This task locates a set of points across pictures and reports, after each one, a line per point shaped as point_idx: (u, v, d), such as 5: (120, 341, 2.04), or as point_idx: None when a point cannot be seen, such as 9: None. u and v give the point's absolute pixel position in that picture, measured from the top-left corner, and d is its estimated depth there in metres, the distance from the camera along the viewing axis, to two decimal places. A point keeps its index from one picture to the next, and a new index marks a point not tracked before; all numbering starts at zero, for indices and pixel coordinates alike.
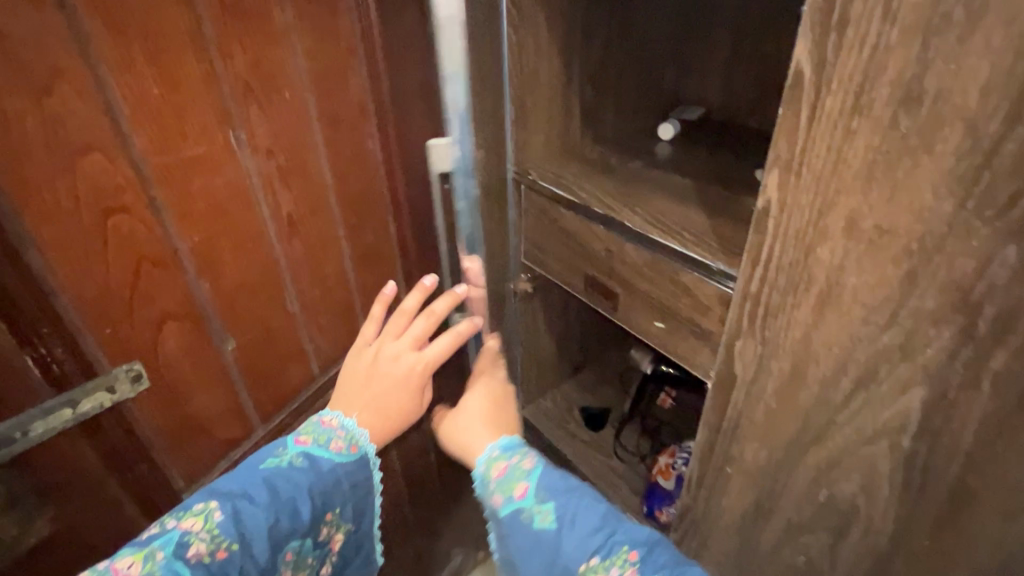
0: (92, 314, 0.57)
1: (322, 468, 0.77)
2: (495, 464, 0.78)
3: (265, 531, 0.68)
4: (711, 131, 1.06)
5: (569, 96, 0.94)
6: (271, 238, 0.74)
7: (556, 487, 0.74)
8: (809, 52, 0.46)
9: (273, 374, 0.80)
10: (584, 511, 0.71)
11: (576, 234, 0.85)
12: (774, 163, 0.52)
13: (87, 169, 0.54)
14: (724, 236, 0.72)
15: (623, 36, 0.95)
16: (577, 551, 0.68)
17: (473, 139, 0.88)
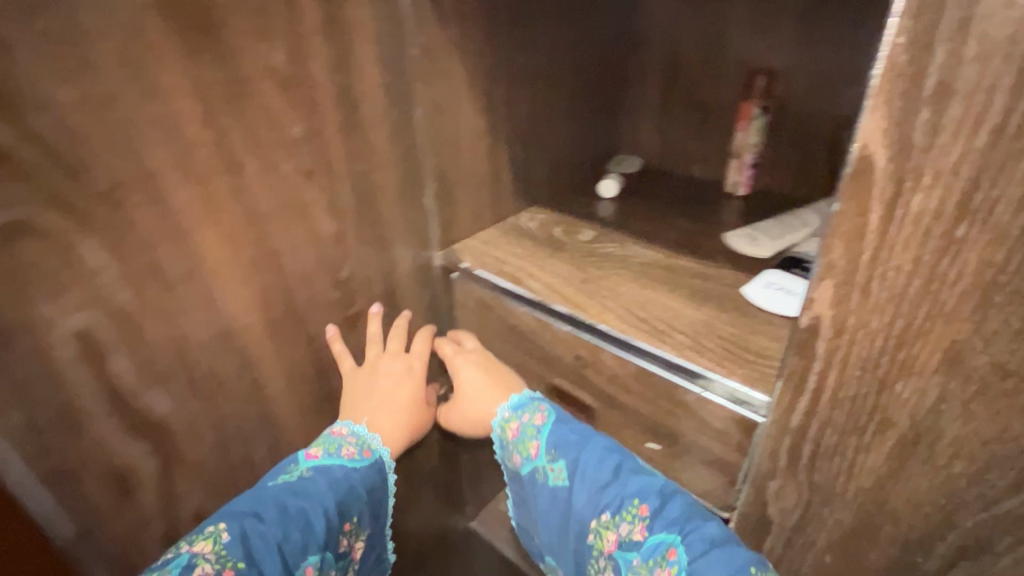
0: None
1: (333, 473, 0.57)
2: (509, 427, 0.63)
3: (276, 548, 0.49)
4: (654, 183, 0.94)
5: (498, 160, 0.77)
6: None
7: (564, 441, 0.58)
8: (883, 132, 0.33)
9: None
10: (583, 466, 0.56)
11: (532, 334, 0.68)
12: (826, 273, 0.38)
13: None
14: (724, 334, 0.58)
15: (552, 87, 0.80)
16: (588, 507, 0.54)
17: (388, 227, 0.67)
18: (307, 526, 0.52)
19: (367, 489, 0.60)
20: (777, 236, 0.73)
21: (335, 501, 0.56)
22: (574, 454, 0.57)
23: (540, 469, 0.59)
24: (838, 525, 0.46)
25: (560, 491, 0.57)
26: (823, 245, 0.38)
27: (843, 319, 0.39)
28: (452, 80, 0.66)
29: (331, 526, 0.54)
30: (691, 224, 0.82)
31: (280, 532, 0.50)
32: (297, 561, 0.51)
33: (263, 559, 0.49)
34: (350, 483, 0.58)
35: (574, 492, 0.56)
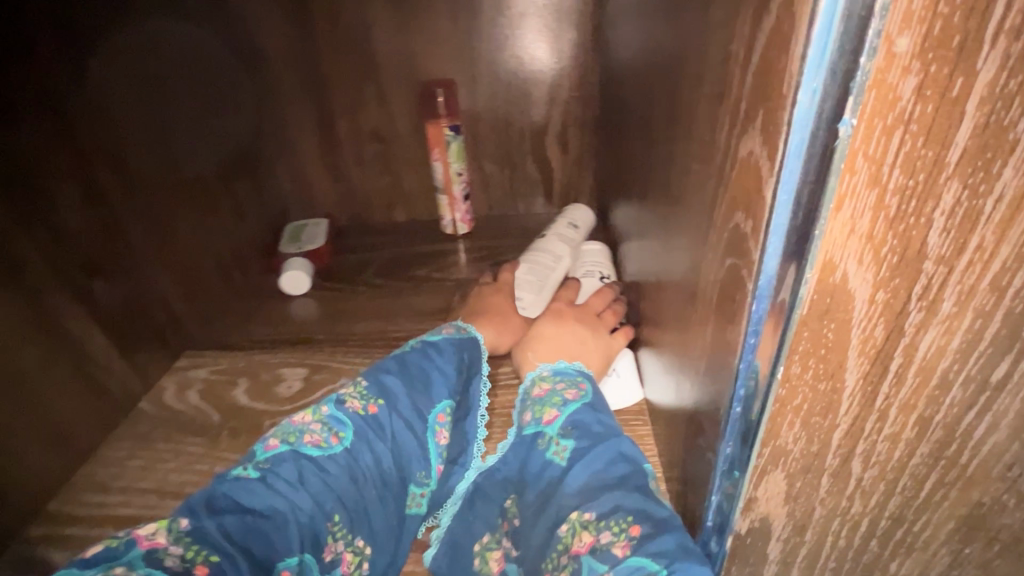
0: None
1: (445, 347, 0.38)
2: (537, 386, 0.36)
3: (411, 401, 0.34)
4: (356, 246, 0.66)
5: (65, 327, 0.39)
6: None
7: (596, 429, 0.32)
8: (865, 239, 0.15)
9: None
10: (591, 463, 0.30)
11: None
12: (775, 464, 0.21)
13: None
14: None
15: (125, 160, 0.43)
16: (576, 491, 0.29)
17: None
18: (430, 374, 0.36)
19: (472, 362, 0.39)
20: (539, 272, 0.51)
21: (455, 367, 0.38)
22: (598, 428, 0.32)
23: (540, 440, 0.33)
24: None
25: (545, 476, 0.31)
26: (763, 430, 0.20)
27: (806, 512, 0.23)
28: None
29: (451, 379, 0.37)
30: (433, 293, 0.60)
31: (407, 381, 0.35)
32: (419, 409, 0.34)
33: (399, 401, 0.34)
34: (456, 353, 0.38)
35: (557, 484, 0.30)
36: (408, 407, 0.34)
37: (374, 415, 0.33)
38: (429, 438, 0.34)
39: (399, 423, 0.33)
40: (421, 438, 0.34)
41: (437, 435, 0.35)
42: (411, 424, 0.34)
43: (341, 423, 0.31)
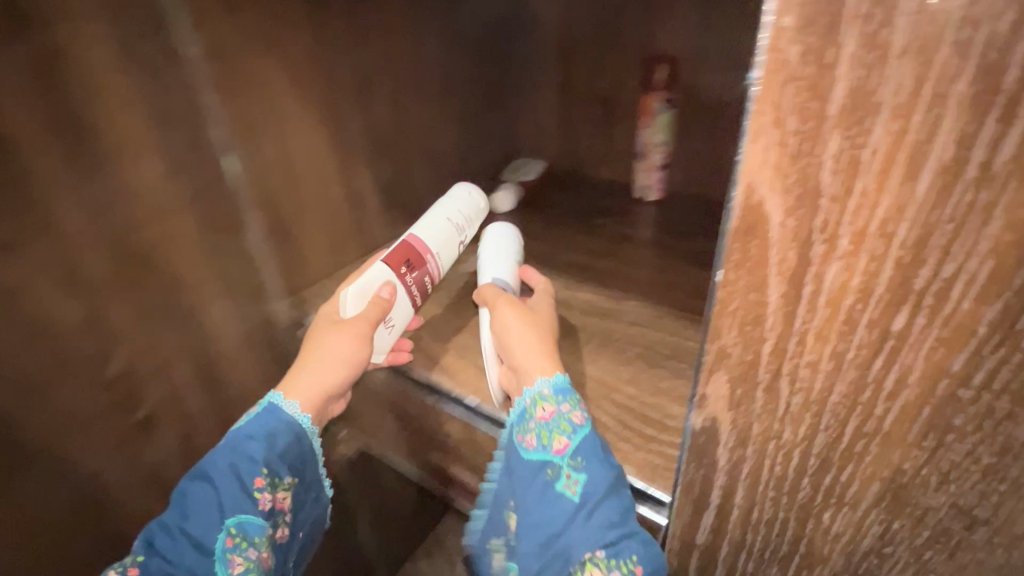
0: None
1: (231, 437, 0.44)
2: (539, 406, 0.40)
3: (214, 510, 0.41)
4: (559, 191, 0.82)
5: (355, 178, 0.62)
6: None
7: (595, 451, 0.38)
8: (774, 170, 0.20)
9: None
10: (602, 512, 0.36)
11: (397, 402, 0.54)
12: (719, 365, 0.27)
13: None
14: (626, 398, 0.46)
15: (416, 83, 0.64)
16: (585, 538, 0.36)
17: (199, 290, 0.49)
18: (204, 497, 0.42)
19: (293, 423, 0.45)
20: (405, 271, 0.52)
21: (266, 442, 0.44)
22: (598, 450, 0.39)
23: (549, 468, 0.39)
24: None
25: (562, 507, 0.37)
26: (710, 326, 0.26)
27: (746, 424, 0.27)
28: (266, 86, 0.50)
29: (242, 488, 0.42)
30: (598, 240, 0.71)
31: (180, 514, 0.42)
32: (206, 543, 0.41)
33: (168, 553, 0.41)
34: (251, 436, 0.43)
35: (577, 518, 0.37)
36: (190, 551, 0.41)
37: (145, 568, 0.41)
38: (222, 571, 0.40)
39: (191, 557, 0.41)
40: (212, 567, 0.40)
41: (232, 562, 0.41)
42: (194, 568, 0.41)
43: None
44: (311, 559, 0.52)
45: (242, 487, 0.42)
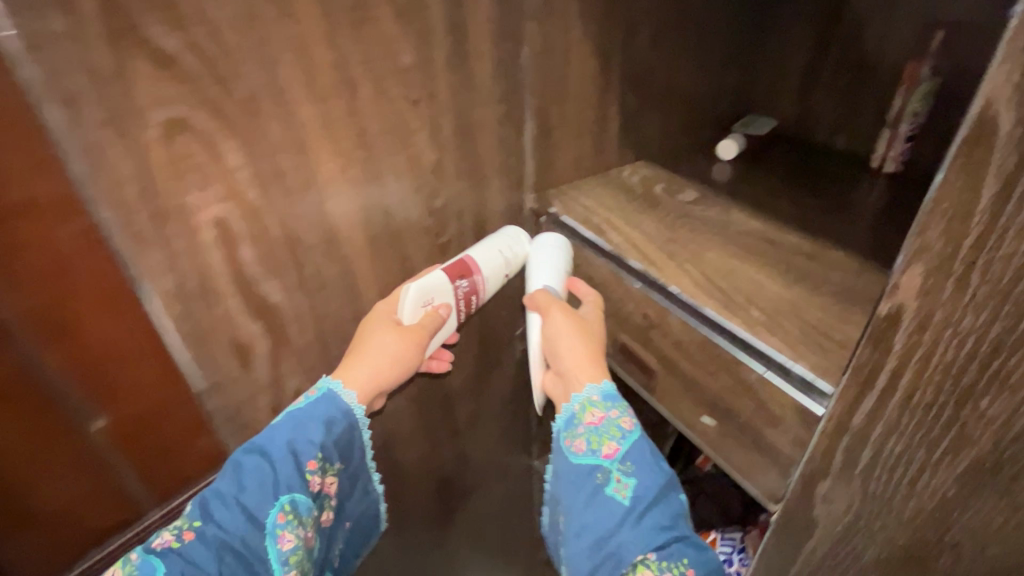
0: None
1: (291, 417, 0.52)
2: (590, 410, 0.58)
3: (266, 491, 0.50)
4: (782, 153, 0.86)
5: (606, 107, 0.74)
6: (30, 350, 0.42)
7: (642, 456, 0.55)
8: (1013, 88, 0.27)
9: (65, 523, 0.48)
10: (648, 514, 0.52)
11: (603, 287, 0.68)
12: (916, 258, 0.33)
13: None
14: (811, 319, 0.53)
15: (676, 30, 0.73)
16: (632, 533, 0.51)
17: (488, 168, 0.66)
18: (260, 474, 0.50)
19: (349, 413, 0.54)
20: (460, 284, 0.62)
21: (322, 427, 0.53)
22: (645, 450, 0.56)
23: (601, 472, 0.56)
24: (889, 542, 0.43)
25: (614, 507, 0.54)
26: (919, 222, 0.32)
27: (930, 312, 0.34)
28: (567, 19, 0.64)
29: (296, 477, 0.51)
30: (814, 197, 0.75)
31: (234, 488, 0.50)
32: (259, 519, 0.50)
33: (219, 515, 0.49)
34: (306, 423, 0.51)
35: (628, 518, 0.52)
36: (245, 523, 0.49)
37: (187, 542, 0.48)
38: (271, 542, 0.50)
39: (238, 532, 0.49)
40: (263, 540, 0.50)
41: (281, 537, 0.50)
42: (248, 537, 0.49)
43: (154, 567, 0.46)
44: (357, 519, 0.64)
45: (296, 472, 0.51)
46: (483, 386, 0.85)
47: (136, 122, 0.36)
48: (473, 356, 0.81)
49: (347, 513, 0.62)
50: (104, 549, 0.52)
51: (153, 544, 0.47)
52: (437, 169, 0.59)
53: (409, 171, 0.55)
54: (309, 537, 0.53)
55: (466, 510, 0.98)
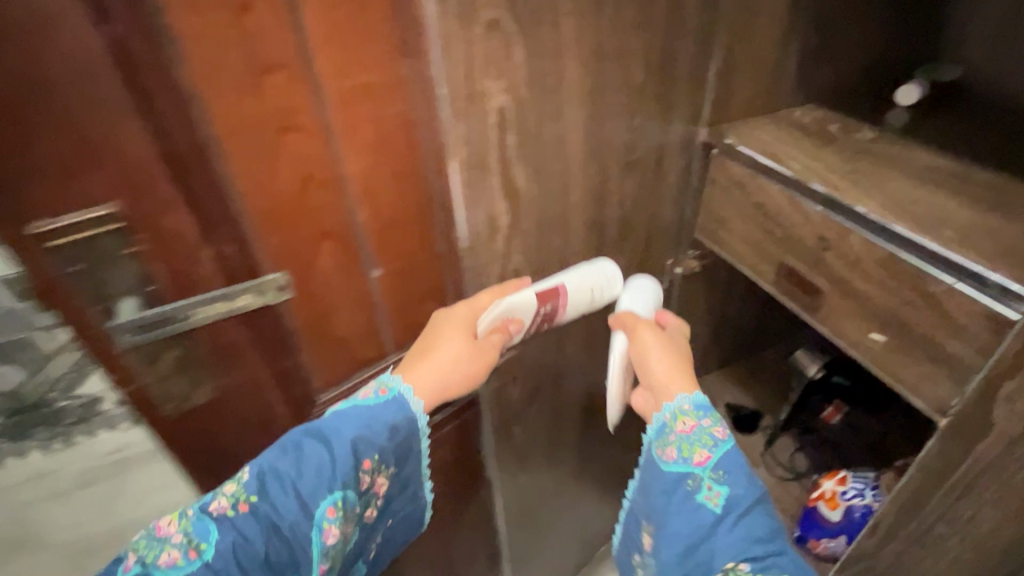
0: (159, 278, 0.45)
1: (350, 413, 0.59)
2: (682, 419, 0.63)
3: (318, 485, 0.56)
4: (963, 100, 0.85)
5: (789, 44, 0.77)
6: (349, 202, 0.54)
7: (732, 465, 0.60)
8: None
9: (348, 344, 0.62)
10: (746, 521, 0.57)
11: (776, 212, 0.72)
12: None
13: (110, 130, 0.39)
14: (1006, 242, 0.55)
15: None
16: (728, 540, 0.56)
17: (678, 96, 0.72)
18: (320, 461, 0.56)
19: (413, 419, 0.62)
20: (545, 305, 0.67)
21: (386, 430, 0.60)
22: (734, 461, 0.60)
23: (692, 478, 0.61)
24: None
25: (706, 513, 0.58)
26: None
27: None
28: None
29: (347, 468, 0.57)
30: (1002, 141, 0.74)
31: (294, 470, 0.56)
32: (311, 508, 0.56)
33: (275, 495, 0.55)
34: (371, 420, 0.58)
35: (721, 524, 0.57)
36: (295, 509, 0.55)
37: (239, 513, 0.54)
38: (318, 533, 0.56)
39: (286, 516, 0.55)
40: (311, 528, 0.56)
41: (326, 530, 0.57)
42: (297, 523, 0.55)
43: (207, 531, 0.54)
44: (399, 517, 0.72)
45: (352, 470, 0.58)
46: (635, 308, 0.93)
47: (472, 21, 0.46)
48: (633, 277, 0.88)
49: (392, 510, 0.70)
50: (366, 375, 0.66)
51: (210, 507, 0.54)
52: (641, 91, 0.66)
53: (621, 89, 0.63)
54: (348, 529, 0.60)
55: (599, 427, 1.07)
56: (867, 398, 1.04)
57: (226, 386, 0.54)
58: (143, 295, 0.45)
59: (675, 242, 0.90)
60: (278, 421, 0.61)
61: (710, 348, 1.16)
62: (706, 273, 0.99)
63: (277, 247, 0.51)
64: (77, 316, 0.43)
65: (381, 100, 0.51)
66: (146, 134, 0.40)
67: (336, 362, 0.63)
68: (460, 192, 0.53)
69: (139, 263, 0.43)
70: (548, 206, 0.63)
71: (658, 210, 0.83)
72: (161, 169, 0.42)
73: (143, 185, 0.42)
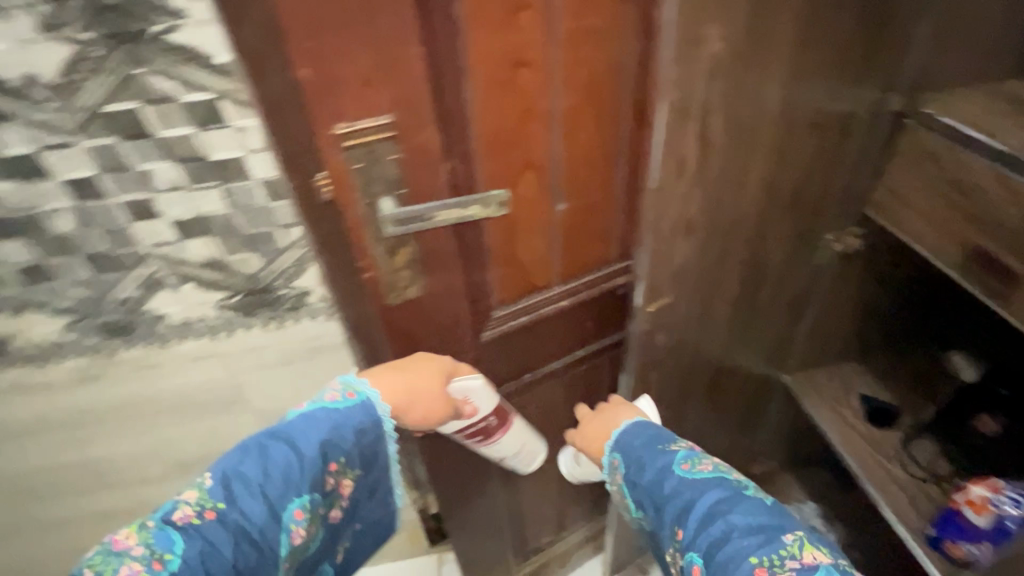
0: (407, 186, 0.53)
1: (315, 416, 0.57)
2: (614, 457, 0.70)
3: (283, 486, 0.52)
4: None
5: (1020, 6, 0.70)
6: (553, 136, 0.60)
7: (637, 471, 0.65)
8: None
9: (524, 269, 0.69)
10: (668, 511, 0.59)
11: (976, 190, 0.68)
12: None
13: (402, 51, 0.46)
14: None
15: None
16: (664, 535, 0.60)
17: (884, 58, 0.69)
18: (287, 463, 0.52)
19: (378, 421, 0.60)
20: (489, 418, 0.76)
21: (353, 432, 0.58)
22: (670, 482, 0.60)
23: (632, 501, 0.66)
24: None
25: (652, 525, 0.63)
26: None
27: None
28: None
29: (316, 467, 0.54)
30: None
31: (255, 472, 0.51)
32: (279, 510, 0.51)
33: (242, 500, 0.50)
34: (336, 419, 0.57)
35: (657, 524, 0.61)
36: (263, 513, 0.50)
37: (203, 523, 0.48)
38: (285, 536, 0.52)
39: (252, 524, 0.50)
40: (278, 531, 0.52)
41: (293, 531, 0.53)
42: (266, 528, 0.50)
43: (171, 540, 0.47)
44: (373, 523, 0.69)
45: (322, 467, 0.55)
46: (785, 279, 0.91)
47: None
48: (791, 249, 0.86)
49: (356, 514, 0.65)
50: (531, 300, 0.73)
51: (172, 516, 0.48)
52: (847, 48, 0.64)
53: (828, 45, 0.62)
54: (312, 532, 0.56)
55: (721, 398, 1.07)
56: (1016, 408, 0.94)
57: (430, 291, 0.63)
58: (391, 198, 0.53)
59: (840, 216, 0.87)
60: (459, 331, 0.69)
61: (847, 337, 1.11)
62: (864, 255, 0.95)
63: (493, 172, 0.58)
64: (347, 209, 0.52)
65: (601, 43, 0.56)
66: (424, 57, 0.47)
67: (511, 287, 0.70)
68: (663, 135, 0.56)
69: (397, 170, 0.51)
70: (733, 160, 0.65)
71: (833, 181, 0.80)
72: (428, 90, 0.49)
73: (412, 103, 0.49)
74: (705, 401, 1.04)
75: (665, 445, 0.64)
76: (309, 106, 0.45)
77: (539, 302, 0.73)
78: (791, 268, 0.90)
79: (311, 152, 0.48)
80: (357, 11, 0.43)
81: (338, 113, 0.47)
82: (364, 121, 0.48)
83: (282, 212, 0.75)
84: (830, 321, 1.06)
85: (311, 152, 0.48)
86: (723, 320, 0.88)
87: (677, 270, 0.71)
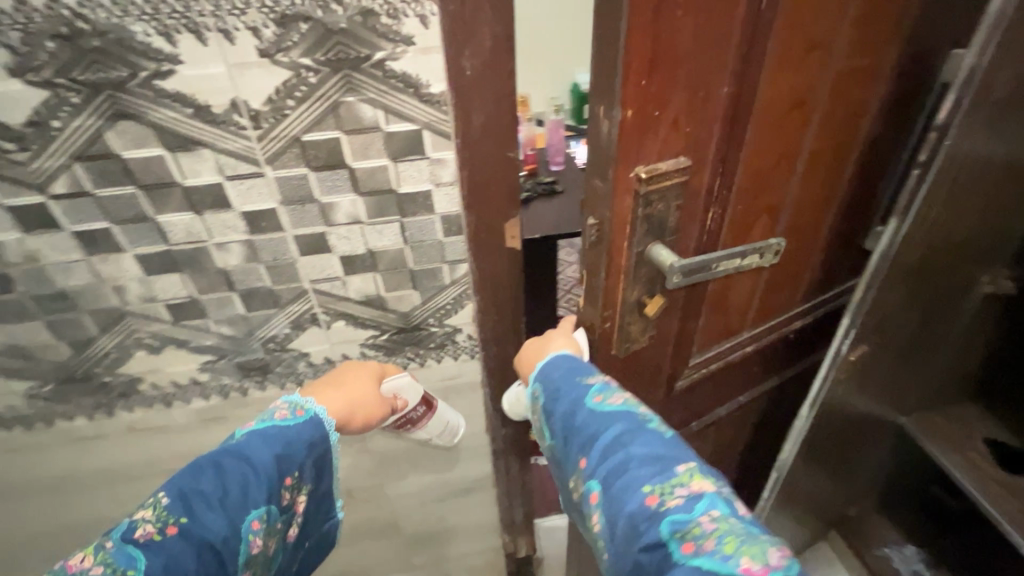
0: (672, 234, 0.49)
1: (267, 433, 0.56)
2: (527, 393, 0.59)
3: (240, 494, 0.51)
4: None
5: None
6: (793, 181, 0.56)
7: (544, 397, 0.55)
8: None
9: (727, 316, 0.65)
10: (570, 444, 0.51)
11: None
12: None
13: (714, 92, 0.43)
14: None
15: None
16: (566, 463, 0.52)
17: None
18: (242, 474, 0.51)
19: (325, 438, 0.61)
20: (417, 408, 0.79)
21: (303, 447, 0.58)
22: (577, 414, 0.51)
23: (543, 439, 0.57)
24: None
25: (556, 458, 0.55)
26: None
27: None
28: None
29: (272, 479, 0.53)
30: None
31: (215, 480, 0.50)
32: (238, 521, 0.50)
33: (203, 515, 0.49)
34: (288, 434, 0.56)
35: (561, 455, 0.53)
36: (225, 524, 0.49)
37: (168, 534, 0.47)
38: (244, 547, 0.50)
39: (213, 533, 0.49)
40: (239, 543, 0.50)
41: (252, 542, 0.51)
42: (228, 538, 0.49)
43: (133, 560, 0.46)
44: (320, 541, 0.66)
45: (279, 478, 0.54)
46: (950, 330, 0.87)
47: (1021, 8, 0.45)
48: (965, 299, 0.82)
49: (308, 533, 0.63)
50: (722, 346, 0.68)
51: (134, 534, 0.47)
52: None
53: None
54: (270, 548, 0.54)
55: (855, 446, 1.01)
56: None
57: (651, 339, 0.59)
58: (657, 241, 0.49)
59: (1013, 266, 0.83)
60: (657, 381, 0.65)
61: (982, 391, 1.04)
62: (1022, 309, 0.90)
63: (738, 216, 0.54)
64: (616, 256, 0.48)
65: (859, 81, 0.53)
66: (728, 100, 0.44)
67: (711, 334, 0.66)
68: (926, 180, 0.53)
69: (672, 214, 0.47)
70: (962, 207, 0.61)
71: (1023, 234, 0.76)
72: (718, 130, 0.46)
73: (704, 144, 0.45)
74: (843, 450, 0.98)
75: (581, 376, 0.54)
76: (621, 147, 0.41)
77: (729, 348, 0.69)
78: (958, 318, 0.85)
79: (605, 197, 0.44)
80: (694, 45, 0.39)
81: (643, 156, 0.43)
82: (663, 163, 0.44)
83: (454, 247, 0.70)
84: (969, 370, 1.01)
85: (604, 197, 0.44)
86: (887, 369, 0.83)
87: (877, 317, 0.68)
